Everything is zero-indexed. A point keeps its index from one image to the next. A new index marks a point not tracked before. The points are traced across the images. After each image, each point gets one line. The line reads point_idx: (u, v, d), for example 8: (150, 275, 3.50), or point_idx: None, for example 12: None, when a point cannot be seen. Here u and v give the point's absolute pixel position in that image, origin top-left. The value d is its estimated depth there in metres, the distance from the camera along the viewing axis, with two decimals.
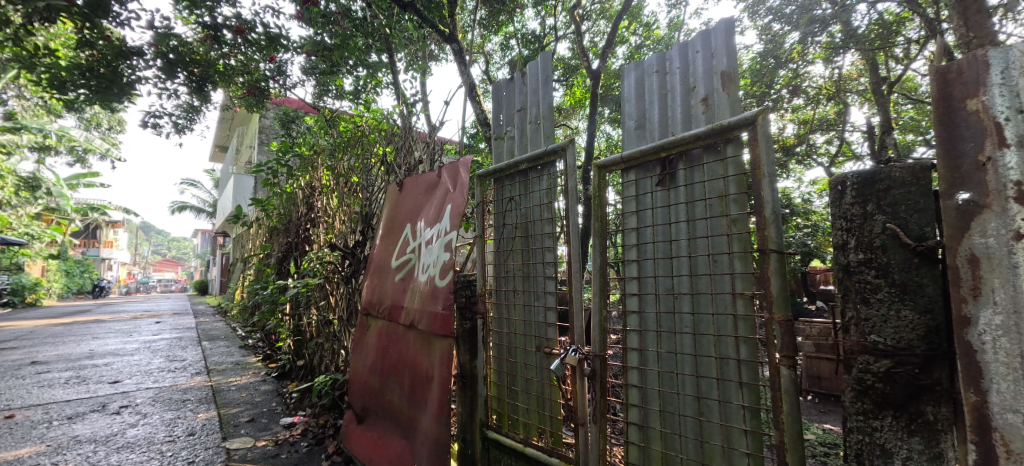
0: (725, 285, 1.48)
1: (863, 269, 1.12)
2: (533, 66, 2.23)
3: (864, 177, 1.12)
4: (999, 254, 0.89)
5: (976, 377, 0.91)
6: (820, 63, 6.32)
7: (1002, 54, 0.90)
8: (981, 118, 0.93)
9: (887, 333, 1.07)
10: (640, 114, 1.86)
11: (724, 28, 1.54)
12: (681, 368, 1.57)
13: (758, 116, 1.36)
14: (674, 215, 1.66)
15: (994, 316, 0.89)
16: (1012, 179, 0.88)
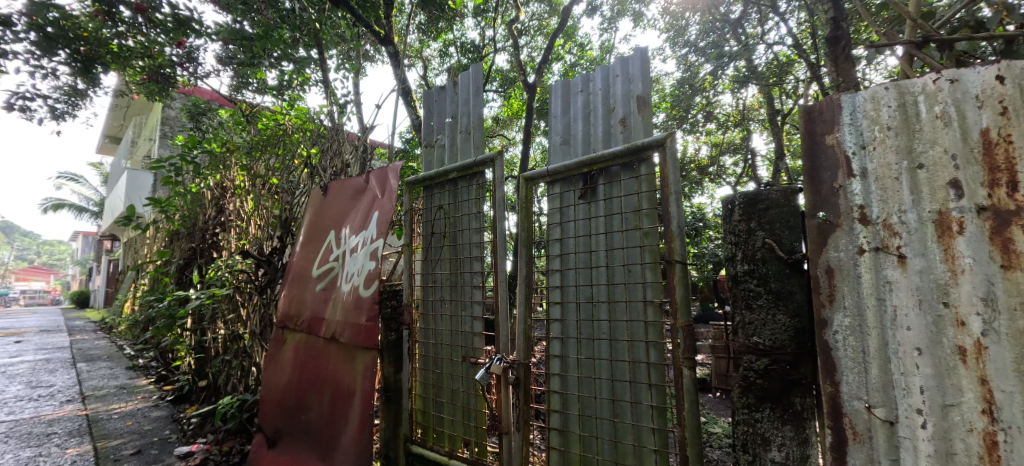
0: (638, 294, 1.59)
1: (748, 279, 1.27)
2: (465, 76, 2.26)
3: (748, 198, 1.27)
4: (847, 265, 1.06)
5: (832, 370, 1.06)
6: (728, 93, 7.04)
7: (851, 99, 1.08)
8: (835, 151, 1.10)
9: (766, 335, 1.21)
10: (565, 130, 1.95)
11: (640, 56, 1.67)
12: (599, 373, 1.66)
13: (667, 138, 1.49)
14: (594, 227, 1.75)
15: (843, 318, 1.06)
16: (857, 203, 1.05)
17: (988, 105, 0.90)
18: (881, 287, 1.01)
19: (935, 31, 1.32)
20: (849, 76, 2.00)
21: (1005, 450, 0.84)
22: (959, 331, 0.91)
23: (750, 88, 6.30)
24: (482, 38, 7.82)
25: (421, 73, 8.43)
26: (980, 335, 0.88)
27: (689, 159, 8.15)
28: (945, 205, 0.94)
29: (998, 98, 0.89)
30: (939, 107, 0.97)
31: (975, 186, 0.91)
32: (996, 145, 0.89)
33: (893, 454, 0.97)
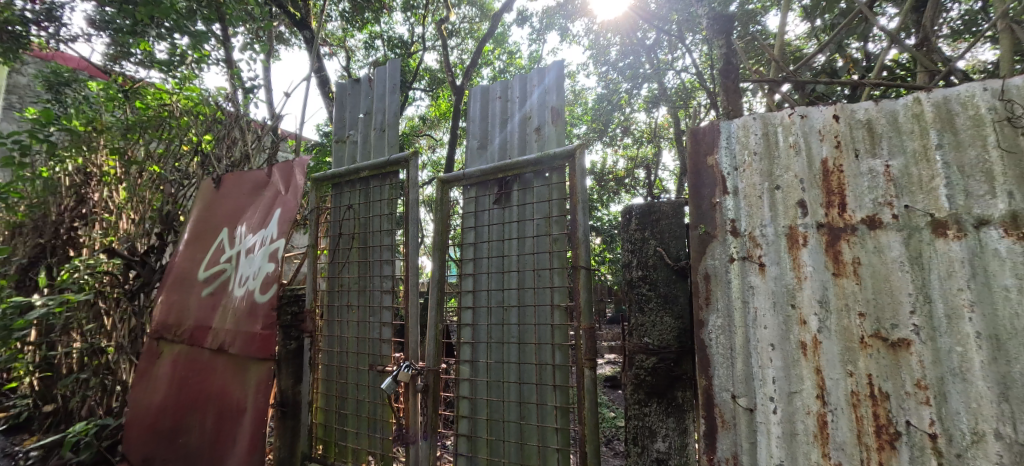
0: (546, 297, 1.64)
1: (642, 284, 1.37)
2: (382, 71, 2.19)
3: (643, 209, 1.39)
4: (720, 272, 1.19)
5: (706, 366, 1.18)
6: (643, 111, 7.66)
7: (727, 126, 1.23)
8: (715, 171, 1.24)
9: (655, 335, 1.32)
10: (483, 135, 1.96)
11: (556, 70, 1.75)
12: (507, 377, 1.68)
13: (577, 150, 1.57)
14: (507, 232, 1.78)
15: (716, 319, 1.18)
16: (730, 217, 1.19)
17: (827, 139, 1.10)
18: (746, 291, 1.15)
19: (790, 73, 1.58)
20: (737, 105, 2.31)
21: (832, 428, 1.01)
22: (802, 329, 1.07)
23: (662, 108, 6.93)
24: (411, 35, 7.65)
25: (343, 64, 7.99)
26: (816, 332, 1.05)
27: (607, 170, 8.67)
28: (794, 221, 1.11)
29: (834, 133, 1.10)
30: (792, 137, 1.15)
31: (816, 207, 1.09)
32: (830, 173, 1.08)
33: (752, 438, 1.10)
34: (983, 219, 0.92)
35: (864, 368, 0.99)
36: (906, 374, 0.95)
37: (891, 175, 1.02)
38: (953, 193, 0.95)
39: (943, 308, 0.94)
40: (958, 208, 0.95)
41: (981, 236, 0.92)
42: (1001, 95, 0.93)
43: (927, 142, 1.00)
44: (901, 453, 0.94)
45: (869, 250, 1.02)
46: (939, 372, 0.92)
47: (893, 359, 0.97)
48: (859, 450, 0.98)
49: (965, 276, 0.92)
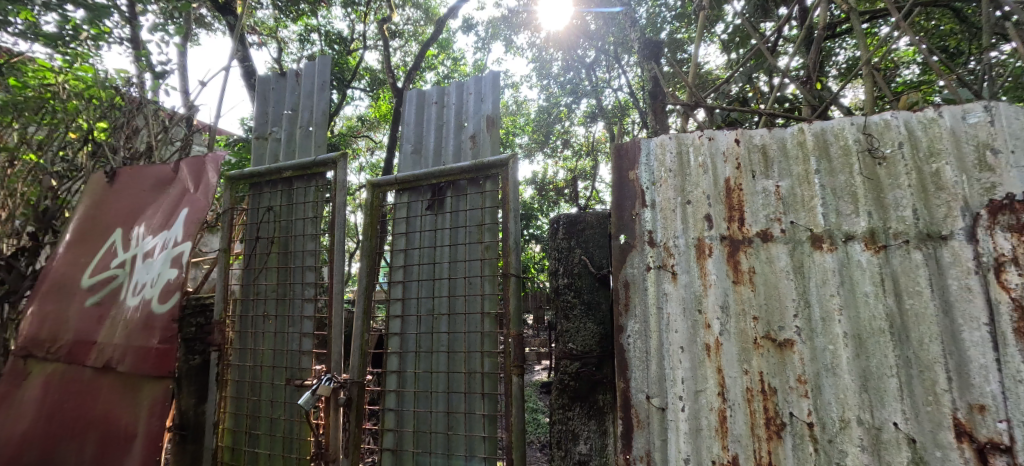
0: (476, 306, 1.64)
1: (567, 291, 1.43)
2: (310, 67, 2.09)
3: (570, 219, 1.45)
4: (638, 280, 1.27)
5: (625, 369, 1.24)
6: (582, 125, 7.97)
7: (647, 143, 1.33)
8: (635, 185, 1.33)
9: (579, 341, 1.37)
10: (417, 139, 1.93)
11: (492, 79, 1.77)
12: (435, 387, 1.65)
13: (510, 159, 1.60)
14: (439, 239, 1.76)
15: (634, 324, 1.25)
16: (648, 229, 1.28)
17: (730, 161, 1.23)
18: (660, 297, 1.23)
19: (702, 99, 1.76)
20: (663, 124, 2.51)
21: (730, 422, 1.11)
22: (707, 332, 1.17)
23: (600, 123, 7.25)
24: (350, 31, 7.37)
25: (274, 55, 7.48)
26: (718, 335, 1.15)
27: (546, 181, 8.89)
28: (702, 233, 1.22)
29: (735, 156, 1.23)
30: (702, 158, 1.27)
31: (719, 221, 1.21)
32: (732, 191, 1.21)
33: (663, 436, 1.17)
34: (849, 235, 1.10)
35: (757, 366, 1.11)
36: (790, 371, 1.08)
37: (780, 194, 1.17)
38: (827, 211, 1.12)
39: (818, 311, 1.09)
40: (831, 225, 1.11)
41: (847, 250, 1.09)
42: (863, 130, 1.13)
43: (808, 167, 1.16)
44: (786, 441, 1.06)
45: (762, 260, 1.16)
46: (815, 368, 1.07)
47: (780, 358, 1.09)
48: (752, 442, 1.09)
49: (835, 284, 1.08)
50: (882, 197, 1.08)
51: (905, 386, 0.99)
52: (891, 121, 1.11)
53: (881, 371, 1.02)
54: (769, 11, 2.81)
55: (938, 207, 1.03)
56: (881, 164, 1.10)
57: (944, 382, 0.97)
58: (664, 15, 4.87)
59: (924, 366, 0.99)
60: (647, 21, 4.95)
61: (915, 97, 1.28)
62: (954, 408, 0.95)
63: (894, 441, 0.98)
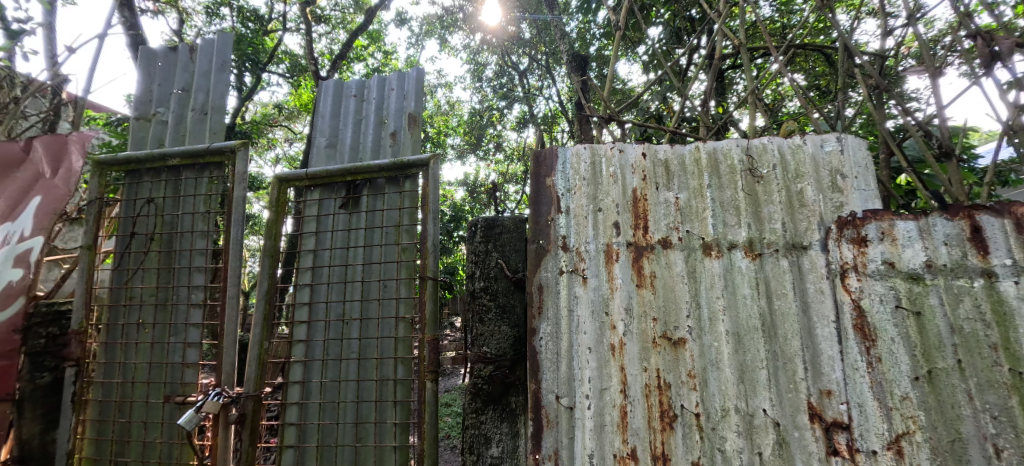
0: (390, 310, 1.58)
1: (483, 295, 1.43)
2: (208, 44, 1.87)
3: (488, 222, 1.46)
4: (551, 283, 1.31)
5: (536, 371, 1.26)
6: (513, 130, 8.10)
7: (564, 151, 1.39)
8: (552, 190, 1.37)
9: (493, 344, 1.38)
10: (332, 133, 1.80)
11: (416, 77, 1.74)
12: (343, 396, 1.55)
13: (431, 160, 1.56)
14: (351, 239, 1.67)
15: (546, 326, 1.28)
16: (562, 234, 1.33)
17: (638, 172, 1.33)
18: (572, 300, 1.28)
19: (617, 115, 1.88)
20: (586, 135, 2.64)
21: (630, 416, 1.19)
22: (612, 332, 1.24)
23: (531, 129, 7.42)
24: (269, 10, 6.81)
25: (175, 26, 6.67)
26: (622, 335, 1.23)
27: (474, 183, 8.88)
28: (610, 240, 1.30)
29: (642, 168, 1.33)
30: (612, 168, 1.35)
31: (626, 228, 1.30)
32: (638, 201, 1.31)
33: (570, 433, 1.21)
34: (732, 243, 1.24)
35: (654, 364, 1.20)
36: (682, 366, 1.19)
37: (679, 205, 1.29)
38: (716, 222, 1.26)
39: (707, 312, 1.21)
40: (718, 234, 1.25)
41: (731, 257, 1.23)
42: (746, 152, 1.29)
43: (702, 182, 1.30)
44: (677, 431, 1.16)
45: (662, 265, 1.26)
46: (703, 363, 1.18)
47: (674, 355, 1.20)
48: (649, 434, 1.17)
49: (720, 287, 1.22)
50: (759, 211, 1.24)
51: (772, 377, 1.14)
52: (768, 145, 1.28)
53: (754, 364, 1.16)
54: (682, 39, 3.10)
55: (801, 221, 1.21)
56: (759, 182, 1.26)
57: (802, 372, 1.13)
58: (594, 31, 5.17)
59: (788, 359, 1.14)
60: (578, 35, 5.21)
61: (790, 126, 1.48)
62: (809, 393, 1.11)
63: (763, 425, 1.12)
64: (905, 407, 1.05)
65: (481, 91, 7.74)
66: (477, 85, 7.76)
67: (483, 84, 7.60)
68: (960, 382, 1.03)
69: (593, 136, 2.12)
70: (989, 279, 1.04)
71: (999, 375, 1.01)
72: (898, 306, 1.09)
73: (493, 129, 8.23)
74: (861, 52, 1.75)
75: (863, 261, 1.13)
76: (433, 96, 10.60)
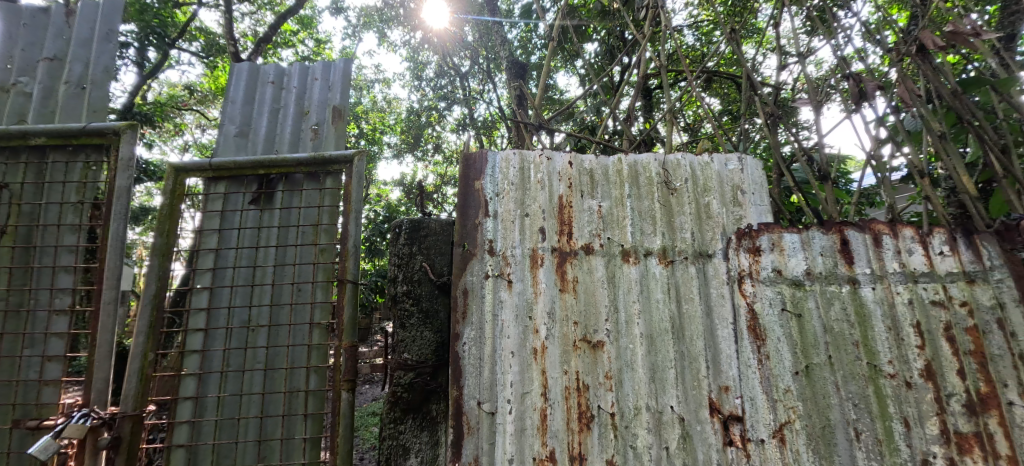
0: (304, 316, 1.47)
1: (405, 299, 1.38)
2: (91, 9, 1.64)
3: (413, 224, 1.41)
4: (477, 287, 1.29)
5: (459, 377, 1.24)
6: (451, 133, 8.01)
7: (494, 156, 1.39)
8: (480, 194, 1.37)
9: (414, 351, 1.35)
10: (244, 120, 1.64)
11: (343, 68, 1.66)
12: (246, 411, 1.41)
13: (356, 156, 1.47)
14: (261, 238, 1.53)
15: (470, 331, 1.27)
16: (489, 238, 1.33)
17: (564, 180, 1.37)
18: (496, 304, 1.28)
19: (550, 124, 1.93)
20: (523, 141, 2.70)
21: (550, 419, 1.21)
22: (535, 336, 1.26)
23: (469, 133, 7.39)
24: None
25: None
26: (545, 339, 1.26)
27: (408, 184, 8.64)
28: (536, 245, 1.32)
29: (568, 176, 1.38)
30: (540, 175, 1.38)
31: (551, 234, 1.33)
32: (564, 207, 1.35)
33: (491, 439, 1.21)
34: (648, 251, 1.32)
35: (574, 367, 1.24)
36: (600, 368, 1.24)
37: (602, 213, 1.35)
38: (634, 230, 1.33)
39: (624, 315, 1.27)
40: (636, 241, 1.32)
41: (647, 264, 1.31)
42: (662, 166, 1.38)
43: (623, 191, 1.37)
44: (593, 431, 1.21)
45: (584, 270, 1.31)
46: (619, 364, 1.24)
47: (593, 357, 1.24)
48: (567, 435, 1.20)
49: (636, 291, 1.29)
50: (672, 221, 1.33)
51: (680, 376, 1.23)
52: (681, 161, 1.38)
53: (664, 365, 1.24)
54: (615, 57, 3.29)
55: (707, 231, 1.32)
56: (673, 194, 1.36)
57: (704, 370, 1.22)
58: (535, 41, 5.31)
59: (693, 359, 1.23)
60: (520, 44, 5.32)
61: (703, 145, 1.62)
62: (710, 390, 1.21)
63: (670, 421, 1.20)
64: (788, 399, 1.18)
65: (420, 90, 7.59)
66: (416, 83, 7.57)
67: (422, 83, 7.46)
68: (830, 375, 1.18)
69: (530, 142, 2.18)
70: (854, 285, 1.22)
71: (859, 368, 1.18)
72: (783, 309, 1.23)
73: (430, 129, 8.10)
74: (763, 83, 1.98)
75: (756, 268, 1.26)
76: (367, 91, 10.19)
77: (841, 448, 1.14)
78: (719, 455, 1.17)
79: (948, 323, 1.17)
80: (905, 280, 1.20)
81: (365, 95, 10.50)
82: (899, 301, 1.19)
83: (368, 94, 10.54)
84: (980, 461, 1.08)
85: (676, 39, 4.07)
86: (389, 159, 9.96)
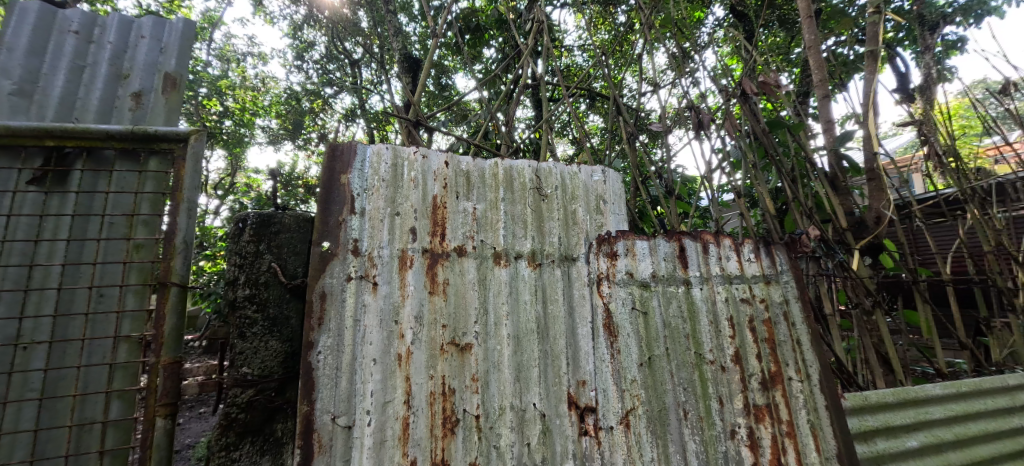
0: (107, 327, 1.19)
1: (246, 304, 1.21)
2: None
3: (261, 218, 1.24)
4: (336, 291, 1.19)
5: (310, 391, 1.12)
6: (336, 122, 7.42)
7: (364, 149, 1.29)
8: (345, 189, 1.26)
9: (256, 364, 1.19)
10: (29, 75, 1.26)
11: (183, 29, 1.40)
12: (8, 455, 1.09)
13: (192, 135, 1.24)
14: (45, 229, 1.20)
15: (326, 339, 1.16)
16: (353, 237, 1.23)
17: (439, 180, 1.34)
18: (358, 308, 1.20)
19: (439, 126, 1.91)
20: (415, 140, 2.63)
21: (413, 427, 1.17)
22: (400, 342, 1.21)
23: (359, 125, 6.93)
24: None
25: None
26: (410, 344, 1.21)
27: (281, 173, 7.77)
28: (405, 246, 1.27)
29: (444, 175, 1.35)
30: (414, 172, 1.33)
31: (423, 235, 1.29)
32: (438, 207, 1.32)
33: (346, 454, 1.12)
34: (518, 253, 1.35)
35: (440, 371, 1.22)
36: (466, 371, 1.23)
37: (476, 215, 1.35)
38: (506, 234, 1.36)
39: (493, 317, 1.29)
40: (507, 244, 1.35)
41: (516, 267, 1.34)
42: (536, 173, 1.44)
43: (497, 195, 1.39)
44: (457, 435, 1.20)
45: (455, 272, 1.29)
46: (486, 366, 1.25)
47: (460, 361, 1.24)
48: (430, 443, 1.17)
49: (505, 294, 1.31)
50: (542, 225, 1.39)
51: (542, 374, 1.29)
52: (552, 169, 1.46)
53: (528, 364, 1.28)
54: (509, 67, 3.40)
55: (572, 237, 1.41)
56: (543, 200, 1.42)
57: (564, 367, 1.30)
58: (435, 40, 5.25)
59: (555, 356, 1.30)
60: (420, 40, 5.20)
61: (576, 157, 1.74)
62: (569, 385, 1.29)
63: (532, 418, 1.25)
64: (633, 388, 1.31)
65: (302, 71, 6.91)
66: (298, 63, 6.87)
67: (305, 64, 6.78)
68: (667, 364, 1.35)
69: (417, 141, 2.12)
70: (687, 286, 1.42)
71: (689, 357, 1.36)
72: (633, 308, 1.37)
73: (313, 117, 7.41)
74: (632, 107, 2.22)
75: (613, 271, 1.38)
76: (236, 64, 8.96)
77: (673, 427, 1.31)
78: (574, 446, 1.25)
79: (752, 317, 1.42)
80: (723, 281, 1.44)
81: (234, 69, 9.22)
82: (719, 298, 1.42)
83: (235, 68, 9.27)
84: (770, 427, 1.34)
85: (567, 58, 4.38)
86: (262, 144, 8.89)
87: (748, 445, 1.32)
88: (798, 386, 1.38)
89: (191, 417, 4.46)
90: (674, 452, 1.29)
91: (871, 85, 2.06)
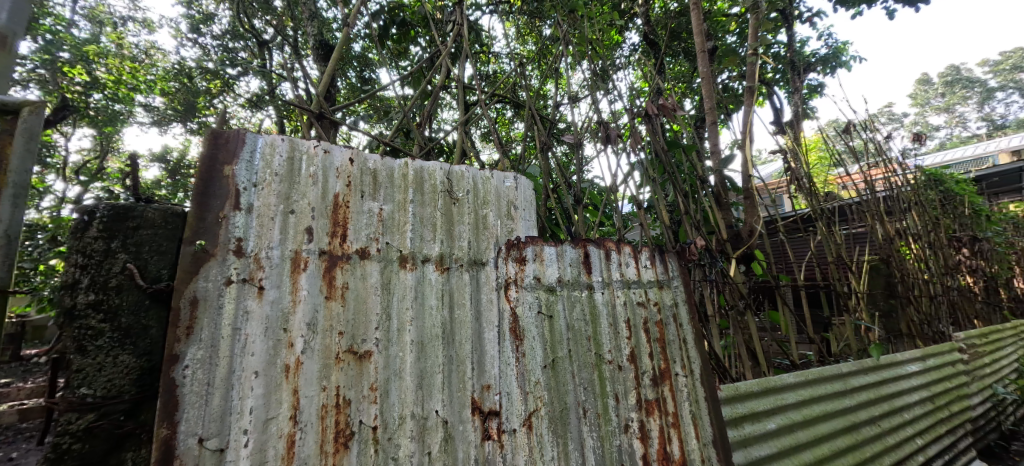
0: None
1: (89, 313, 1.02)
2: None
3: (115, 211, 1.06)
4: (212, 297, 1.05)
5: (171, 411, 0.97)
6: (237, 107, 6.70)
7: (254, 139, 1.17)
8: (229, 182, 1.13)
9: (99, 383, 1.01)
10: None
11: None
12: None
13: (23, 106, 1.01)
14: None
15: (197, 351, 1.02)
16: (236, 236, 1.10)
17: (342, 177, 1.26)
18: (239, 316, 1.07)
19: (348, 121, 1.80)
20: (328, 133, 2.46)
21: (300, 444, 1.08)
22: (288, 351, 1.10)
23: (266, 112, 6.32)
24: None
25: None
26: (300, 353, 1.11)
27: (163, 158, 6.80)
28: (300, 246, 1.17)
29: (348, 173, 1.27)
30: (313, 168, 1.23)
31: (321, 235, 1.19)
32: (339, 207, 1.23)
33: None
34: (426, 257, 1.32)
35: (334, 382, 1.13)
36: (364, 380, 1.17)
37: (382, 216, 1.29)
38: (414, 236, 1.32)
39: (395, 323, 1.24)
40: (415, 247, 1.31)
41: (423, 271, 1.30)
42: (447, 175, 1.41)
43: (406, 196, 1.34)
44: (352, 450, 1.12)
45: (356, 276, 1.22)
46: (386, 374, 1.19)
47: (358, 370, 1.17)
48: (319, 460, 1.09)
49: (410, 298, 1.27)
50: (452, 229, 1.37)
51: (446, 380, 1.26)
52: (465, 173, 1.44)
53: (432, 371, 1.25)
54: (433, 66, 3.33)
55: (483, 241, 1.40)
56: (454, 204, 1.40)
57: (469, 372, 1.29)
58: None
59: (460, 362, 1.28)
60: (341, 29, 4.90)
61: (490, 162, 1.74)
62: (473, 390, 1.28)
63: (434, 426, 1.22)
64: (536, 390, 1.34)
65: (198, 46, 6.14)
66: (194, 36, 6.09)
67: (203, 38, 6.03)
68: (570, 365, 1.40)
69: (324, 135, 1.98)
70: (590, 291, 1.49)
71: (589, 357, 1.43)
72: (539, 312, 1.40)
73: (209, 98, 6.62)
74: (551, 117, 2.28)
75: (521, 276, 1.41)
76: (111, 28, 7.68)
77: (572, 426, 1.35)
78: (476, 451, 1.24)
79: (646, 319, 1.53)
80: (622, 286, 1.53)
81: (109, 34, 7.92)
82: (619, 302, 1.51)
83: (111, 33, 7.97)
84: (658, 420, 1.45)
85: (495, 64, 4.42)
86: (142, 124, 7.73)
87: (639, 438, 1.41)
88: (683, 381, 1.52)
89: (29, 450, 3.67)
90: (573, 449, 1.34)
91: (750, 116, 2.35)
